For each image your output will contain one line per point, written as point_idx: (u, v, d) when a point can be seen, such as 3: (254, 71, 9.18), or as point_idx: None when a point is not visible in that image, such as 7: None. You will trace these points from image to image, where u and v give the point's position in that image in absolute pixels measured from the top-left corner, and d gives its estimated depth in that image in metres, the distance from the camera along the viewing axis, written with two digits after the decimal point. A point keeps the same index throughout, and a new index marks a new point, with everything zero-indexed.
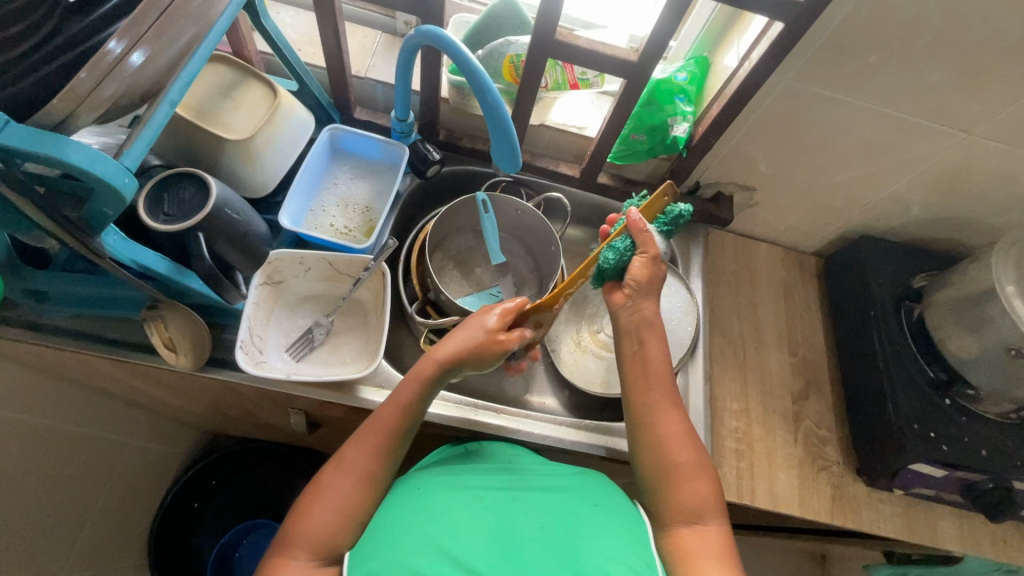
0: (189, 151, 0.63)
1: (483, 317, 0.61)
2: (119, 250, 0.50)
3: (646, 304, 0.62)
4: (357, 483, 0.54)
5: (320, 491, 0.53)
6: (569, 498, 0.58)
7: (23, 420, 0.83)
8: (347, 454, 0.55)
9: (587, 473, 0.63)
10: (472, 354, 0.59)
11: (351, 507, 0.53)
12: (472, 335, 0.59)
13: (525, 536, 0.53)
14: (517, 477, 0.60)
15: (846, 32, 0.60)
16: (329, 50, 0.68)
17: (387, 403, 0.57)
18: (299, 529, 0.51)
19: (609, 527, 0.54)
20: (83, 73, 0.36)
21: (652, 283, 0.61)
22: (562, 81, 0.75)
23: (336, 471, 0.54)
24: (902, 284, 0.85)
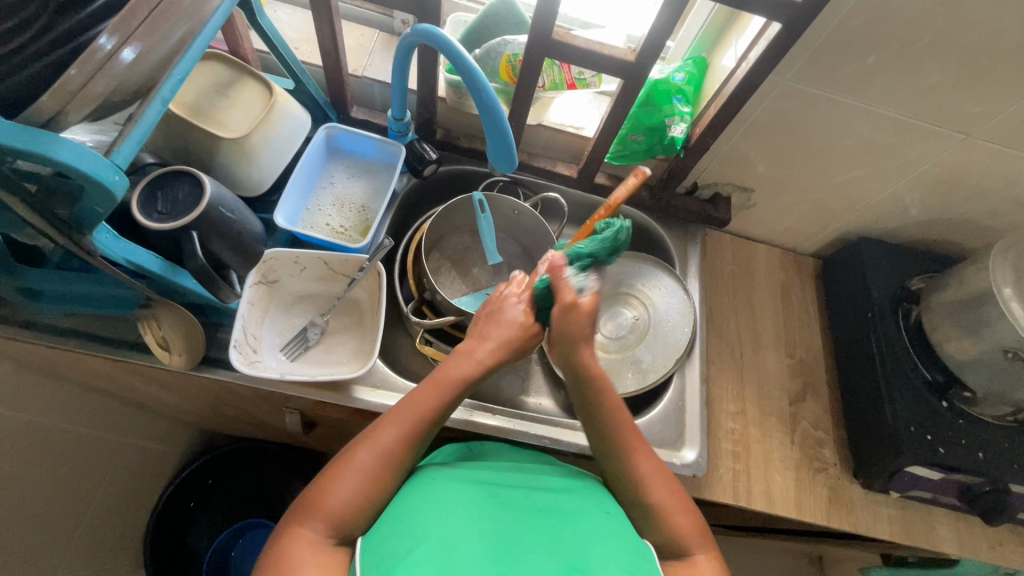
0: (184, 149, 0.63)
1: (511, 311, 0.59)
2: (110, 248, 0.50)
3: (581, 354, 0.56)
4: (387, 466, 0.52)
5: (348, 466, 0.51)
6: (578, 501, 0.57)
7: (17, 418, 0.83)
8: (383, 434, 0.53)
9: (595, 480, 0.62)
10: (512, 351, 0.58)
11: (374, 489, 0.51)
12: (512, 332, 0.58)
13: (535, 533, 0.52)
14: (528, 478, 0.60)
15: (845, 33, 0.59)
16: (325, 49, 0.68)
17: (425, 392, 0.55)
18: (321, 502, 0.49)
19: (619, 531, 0.53)
20: (73, 69, 0.36)
21: (578, 331, 0.55)
22: (560, 81, 0.75)
23: (368, 449, 0.52)
24: (900, 285, 0.85)
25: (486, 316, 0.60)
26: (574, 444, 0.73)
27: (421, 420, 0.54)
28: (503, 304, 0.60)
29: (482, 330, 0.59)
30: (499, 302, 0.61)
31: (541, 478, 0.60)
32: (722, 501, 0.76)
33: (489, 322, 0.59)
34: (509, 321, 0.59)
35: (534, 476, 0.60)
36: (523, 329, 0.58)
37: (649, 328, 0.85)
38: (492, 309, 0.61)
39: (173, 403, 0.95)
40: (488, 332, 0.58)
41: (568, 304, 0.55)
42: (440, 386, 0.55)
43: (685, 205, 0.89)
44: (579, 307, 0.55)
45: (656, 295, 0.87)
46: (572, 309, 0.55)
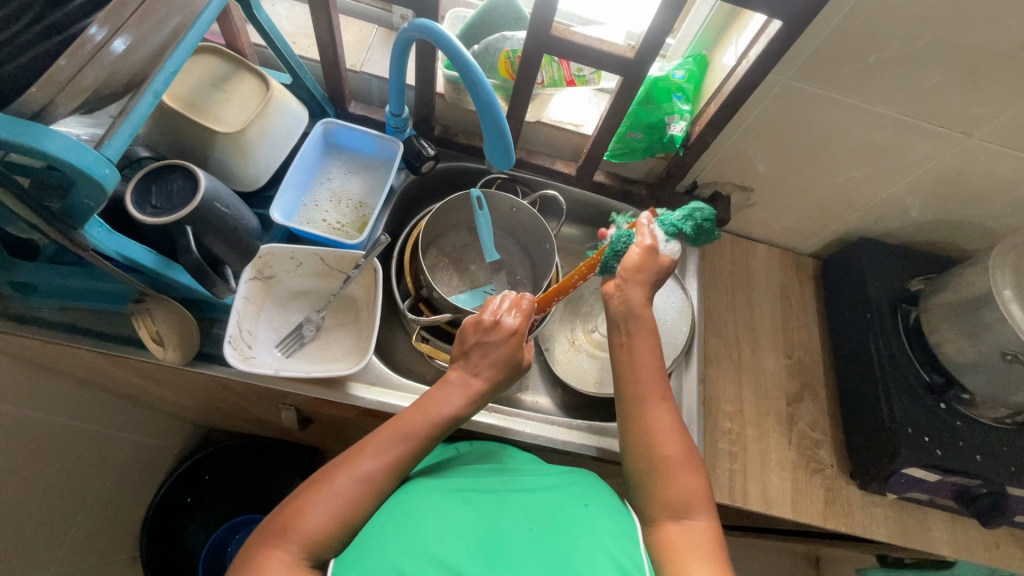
0: (180, 143, 0.63)
1: (507, 346, 0.59)
2: (104, 242, 0.49)
3: (635, 294, 0.58)
4: (366, 492, 0.51)
5: (326, 488, 0.50)
6: (561, 500, 0.56)
7: (13, 412, 0.83)
8: (365, 462, 0.52)
9: (578, 475, 0.62)
10: (499, 387, 0.60)
11: (351, 515, 0.50)
12: (503, 372, 0.59)
13: (515, 539, 0.51)
14: (510, 483, 0.59)
15: (845, 32, 0.59)
16: (322, 43, 0.67)
17: (411, 424, 0.55)
18: (295, 523, 0.48)
19: (601, 524, 0.53)
20: (62, 60, 0.35)
21: (647, 275, 0.58)
22: (558, 78, 0.76)
23: (348, 474, 0.51)
24: (898, 286, 0.84)
25: (478, 347, 0.59)
26: (570, 443, 0.73)
27: (405, 449, 0.54)
28: (495, 335, 0.59)
29: (475, 366, 0.58)
30: (492, 333, 0.59)
31: (520, 479, 0.60)
32: (718, 501, 0.76)
33: (484, 355, 0.59)
34: (501, 359, 0.59)
35: (513, 478, 0.60)
36: (514, 368, 0.59)
37: None
38: (485, 338, 0.59)
39: (169, 399, 0.95)
40: (482, 367, 0.58)
41: (648, 247, 0.58)
42: (428, 424, 0.55)
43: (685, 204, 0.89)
44: (653, 255, 0.58)
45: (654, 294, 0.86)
46: (647, 252, 0.58)
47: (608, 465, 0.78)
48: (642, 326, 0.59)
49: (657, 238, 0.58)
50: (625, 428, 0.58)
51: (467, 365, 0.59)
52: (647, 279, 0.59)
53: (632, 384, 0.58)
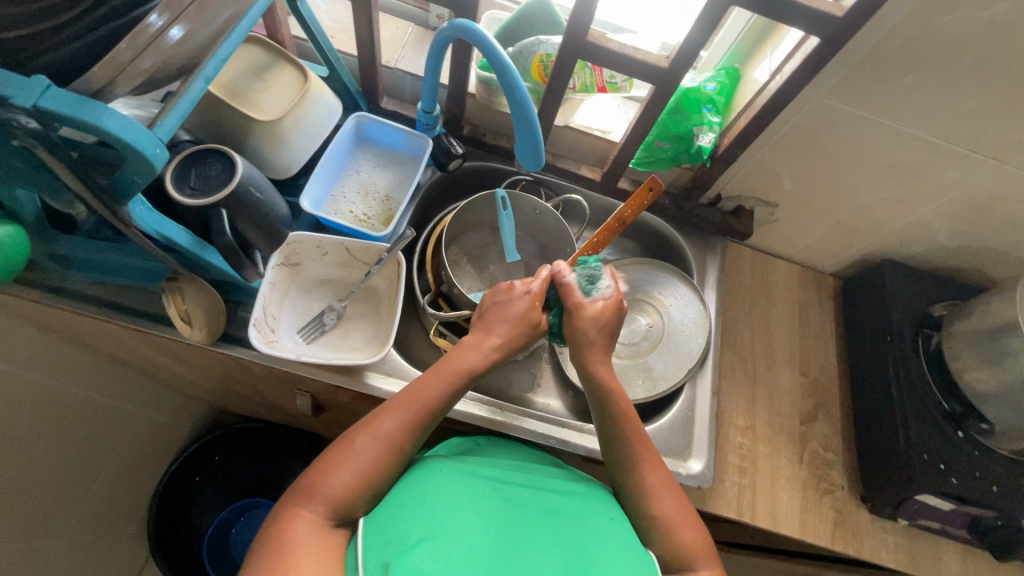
0: (219, 129, 0.64)
1: (519, 306, 0.61)
2: (144, 220, 0.51)
3: (593, 357, 0.61)
4: (386, 453, 0.52)
5: (348, 450, 0.52)
6: (581, 505, 0.57)
7: (40, 381, 0.85)
8: (384, 422, 0.53)
9: (601, 488, 0.62)
10: (518, 346, 0.61)
11: (374, 476, 0.52)
12: (520, 329, 0.60)
13: (539, 535, 0.52)
14: (531, 478, 0.60)
15: (882, 52, 0.59)
16: (361, 38, 0.69)
17: (424, 390, 0.56)
18: (321, 484, 0.49)
19: (625, 540, 0.54)
20: (123, 43, 0.37)
21: (585, 335, 0.61)
22: (590, 83, 0.76)
23: (368, 436, 0.52)
24: (921, 311, 0.83)
25: (495, 307, 0.62)
26: (582, 447, 0.73)
27: (421, 409, 0.55)
28: (510, 297, 0.62)
29: (490, 324, 0.61)
30: (508, 294, 0.62)
31: (545, 481, 0.60)
32: (725, 515, 0.75)
33: (498, 315, 0.61)
34: (515, 319, 0.61)
35: (536, 477, 0.61)
36: (528, 327, 0.61)
37: (662, 337, 0.84)
38: (500, 301, 0.62)
39: (187, 378, 0.97)
40: (495, 326, 0.60)
41: (574, 306, 0.61)
42: (447, 379, 0.57)
43: (708, 217, 0.89)
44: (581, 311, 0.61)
45: (672, 304, 0.86)
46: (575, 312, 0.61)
47: None
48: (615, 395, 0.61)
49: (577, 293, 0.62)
50: (622, 476, 0.59)
51: (482, 325, 0.61)
52: (591, 333, 0.61)
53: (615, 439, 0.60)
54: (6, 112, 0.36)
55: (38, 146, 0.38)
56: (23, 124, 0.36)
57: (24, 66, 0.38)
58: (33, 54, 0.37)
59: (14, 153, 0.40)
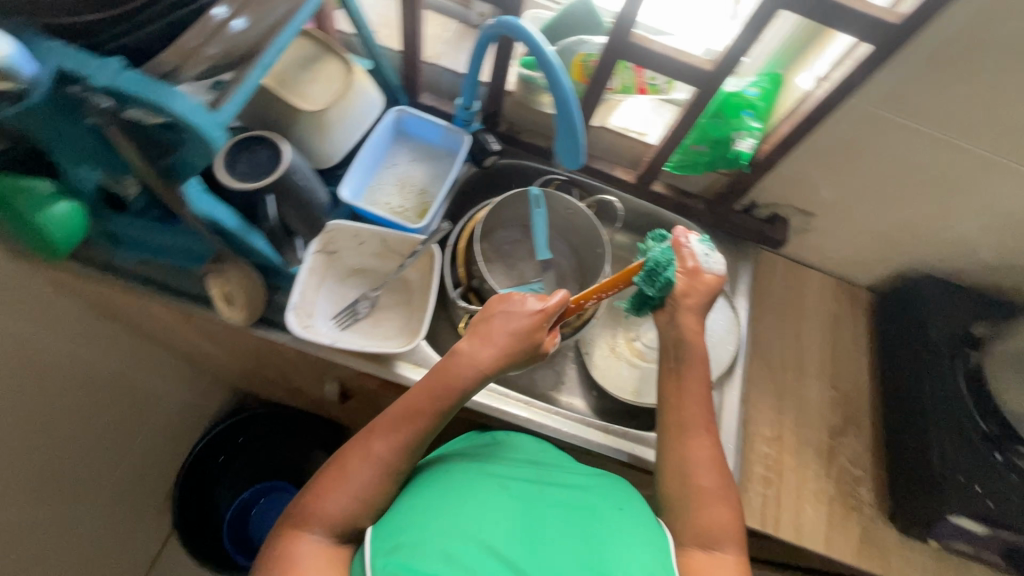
0: (267, 118, 0.66)
1: (523, 318, 0.58)
2: (197, 201, 0.53)
3: (688, 317, 0.64)
4: (379, 473, 0.54)
5: (343, 472, 0.54)
6: (594, 498, 0.57)
7: (80, 355, 0.89)
8: (375, 445, 0.55)
9: (613, 480, 0.62)
10: (513, 364, 0.58)
11: (370, 495, 0.54)
12: (517, 343, 0.57)
13: (547, 531, 0.52)
14: (542, 471, 0.60)
15: (936, 62, 0.58)
16: (406, 33, 0.70)
17: (416, 412, 0.56)
18: (318, 506, 0.52)
19: (638, 529, 0.54)
20: (189, 33, 0.40)
21: (697, 294, 0.64)
22: (630, 84, 0.79)
23: (360, 459, 0.54)
24: (960, 329, 0.81)
25: (502, 315, 0.59)
26: (606, 447, 0.73)
27: (413, 430, 0.55)
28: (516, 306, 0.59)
29: (488, 333, 0.58)
30: (517, 305, 0.59)
31: (555, 473, 0.61)
32: (749, 524, 0.75)
33: (500, 324, 0.58)
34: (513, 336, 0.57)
35: (548, 471, 0.60)
36: (527, 345, 0.58)
37: None
38: (509, 308, 0.59)
39: (219, 360, 0.99)
40: (495, 338, 0.57)
41: (693, 270, 0.64)
42: (439, 399, 0.56)
43: (742, 224, 0.88)
44: (699, 277, 0.64)
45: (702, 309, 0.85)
46: (693, 275, 0.64)
47: (639, 473, 0.78)
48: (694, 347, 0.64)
49: (695, 259, 0.65)
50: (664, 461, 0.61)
51: (482, 333, 0.58)
52: (702, 297, 0.64)
53: (677, 407, 0.62)
54: (85, 92, 0.37)
55: (111, 126, 0.39)
56: (99, 105, 0.38)
57: (101, 49, 0.40)
58: (111, 36, 0.40)
59: (82, 131, 0.42)
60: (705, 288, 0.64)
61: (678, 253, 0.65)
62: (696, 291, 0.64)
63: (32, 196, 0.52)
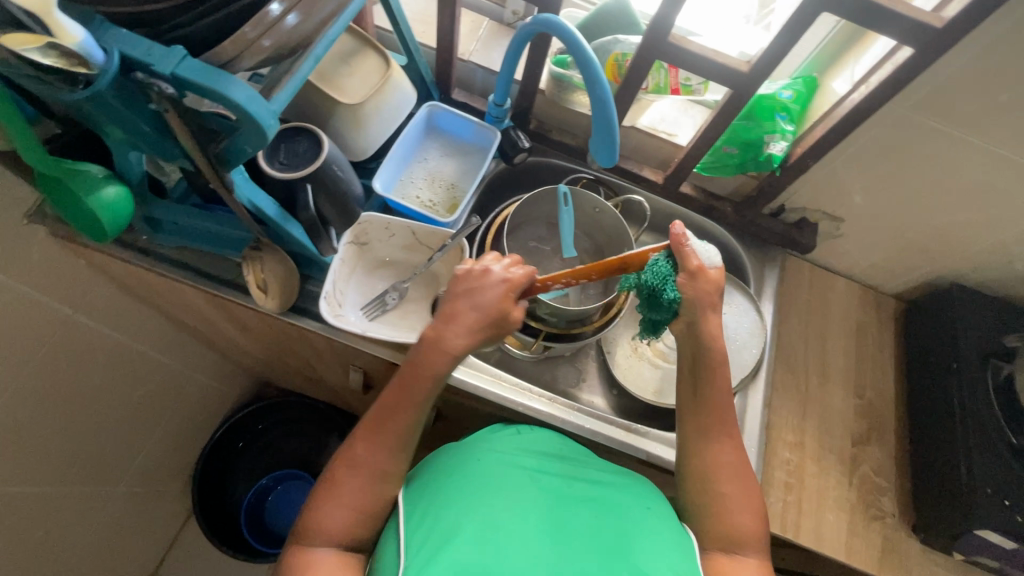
0: (305, 110, 0.68)
1: (489, 295, 0.57)
2: (241, 189, 0.54)
3: (708, 321, 0.59)
4: (370, 477, 0.54)
5: (336, 482, 0.54)
6: (621, 496, 0.58)
7: (114, 337, 0.91)
8: (360, 452, 0.55)
9: (639, 480, 0.62)
10: (484, 340, 0.57)
11: (367, 502, 0.54)
12: (489, 321, 0.57)
13: (577, 526, 0.53)
14: (569, 467, 0.61)
15: (978, 68, 0.57)
16: (443, 29, 0.71)
17: (392, 413, 0.56)
18: (317, 523, 0.52)
19: (662, 530, 0.54)
20: (248, 27, 0.40)
21: (709, 296, 0.58)
22: (664, 84, 0.76)
23: (348, 469, 0.55)
24: (991, 340, 0.80)
25: (467, 295, 0.58)
26: (628, 446, 0.73)
27: (392, 428, 0.56)
28: (481, 285, 0.58)
29: (455, 314, 0.57)
30: (481, 283, 0.58)
31: (581, 469, 0.61)
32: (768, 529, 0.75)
33: (466, 304, 0.57)
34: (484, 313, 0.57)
35: (575, 467, 0.61)
36: (497, 320, 0.57)
37: None
38: (473, 287, 0.58)
39: (245, 347, 1.01)
40: (463, 318, 0.57)
41: (697, 270, 0.58)
42: (413, 396, 0.56)
43: (769, 228, 0.87)
44: (706, 274, 0.58)
45: (726, 312, 0.84)
46: (699, 277, 0.58)
47: (659, 473, 0.78)
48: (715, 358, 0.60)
49: (699, 256, 0.58)
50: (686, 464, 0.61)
51: (449, 315, 0.57)
52: (713, 298, 0.59)
53: (702, 414, 0.61)
54: (149, 79, 0.39)
55: (170, 111, 0.41)
56: (162, 90, 0.39)
57: (161, 39, 0.41)
58: (170, 27, 0.40)
59: (142, 116, 0.43)
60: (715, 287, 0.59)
61: (678, 253, 0.58)
62: (709, 294, 0.58)
63: (85, 178, 0.53)
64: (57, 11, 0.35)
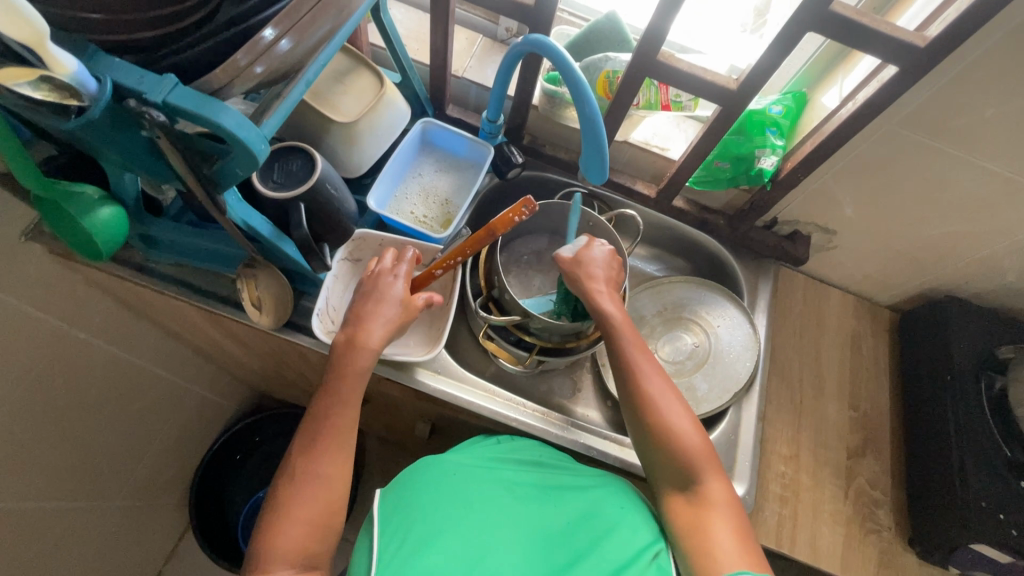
0: (300, 128, 0.69)
1: (390, 290, 0.64)
2: (234, 210, 0.55)
3: (593, 293, 0.65)
4: (324, 491, 0.55)
5: (287, 502, 0.53)
6: (597, 500, 0.62)
7: (112, 351, 0.91)
8: (299, 466, 0.55)
9: (608, 477, 0.66)
10: (397, 332, 0.63)
11: (323, 517, 0.54)
12: (400, 315, 0.63)
13: (549, 541, 0.58)
14: (543, 474, 0.65)
15: (963, 84, 0.58)
16: (436, 47, 0.72)
17: (333, 423, 0.57)
18: (272, 546, 0.51)
19: (635, 527, 0.59)
20: (240, 54, 0.40)
21: (590, 272, 0.67)
22: (655, 101, 0.77)
23: (296, 489, 0.54)
24: (984, 352, 0.80)
25: (371, 294, 0.64)
26: (623, 461, 0.73)
27: (325, 435, 0.57)
28: (379, 277, 0.65)
29: (367, 314, 0.62)
30: (386, 283, 0.64)
31: (557, 477, 0.65)
32: (764, 544, 0.74)
33: (370, 304, 0.63)
34: (390, 296, 0.63)
35: (552, 474, 0.65)
36: (406, 310, 0.64)
37: (708, 357, 0.82)
38: (377, 287, 0.64)
39: (242, 359, 1.02)
40: (373, 316, 0.62)
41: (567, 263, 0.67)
42: (348, 401, 0.58)
43: (762, 240, 0.88)
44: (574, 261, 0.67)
45: (720, 325, 0.84)
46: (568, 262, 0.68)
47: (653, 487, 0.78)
48: (614, 329, 0.63)
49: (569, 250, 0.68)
50: (629, 422, 0.61)
51: (361, 315, 0.62)
52: (595, 271, 0.67)
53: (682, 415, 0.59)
54: (140, 107, 0.39)
55: (161, 137, 0.42)
56: (153, 118, 0.40)
57: (153, 66, 0.42)
58: (163, 55, 0.41)
59: (133, 139, 0.44)
60: (602, 263, 0.67)
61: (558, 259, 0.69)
62: (583, 268, 0.67)
63: (81, 201, 0.54)
64: (50, 42, 0.35)
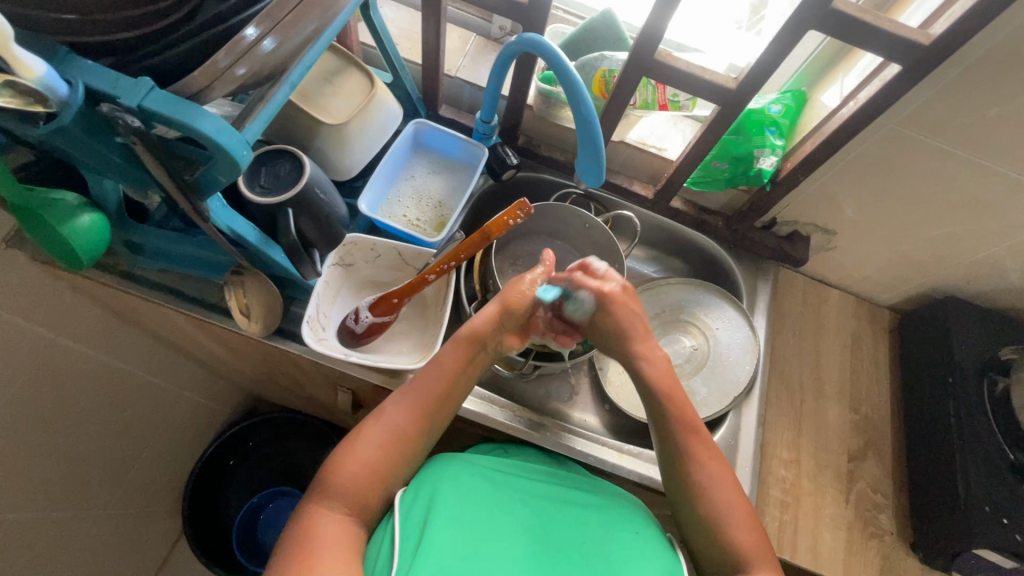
0: (288, 130, 0.67)
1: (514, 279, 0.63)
2: (219, 216, 0.53)
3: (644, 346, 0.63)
4: (394, 440, 0.57)
5: (362, 438, 0.57)
6: (612, 518, 0.61)
7: (99, 358, 0.89)
8: (383, 409, 0.59)
9: (623, 495, 0.66)
10: (496, 326, 0.61)
11: (383, 465, 0.57)
12: (502, 305, 0.61)
13: (567, 550, 0.58)
14: (559, 485, 0.66)
15: (967, 83, 0.56)
16: (428, 47, 0.70)
17: (428, 385, 0.59)
18: (336, 478, 0.55)
19: (654, 552, 0.58)
20: (221, 53, 0.38)
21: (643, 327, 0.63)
22: (652, 100, 0.75)
23: (372, 428, 0.58)
24: (986, 353, 0.79)
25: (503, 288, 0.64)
26: (620, 468, 0.72)
27: (416, 390, 0.59)
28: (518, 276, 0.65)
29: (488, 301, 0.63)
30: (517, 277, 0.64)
31: (574, 490, 0.65)
32: None
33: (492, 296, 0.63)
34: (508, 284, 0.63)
35: (568, 488, 0.65)
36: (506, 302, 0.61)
37: (707, 360, 0.81)
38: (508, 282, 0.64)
39: (232, 364, 1.00)
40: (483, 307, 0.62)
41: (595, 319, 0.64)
42: (450, 368, 0.60)
43: (761, 241, 0.86)
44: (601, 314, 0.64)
45: (719, 327, 0.83)
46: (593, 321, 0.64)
47: (653, 494, 0.76)
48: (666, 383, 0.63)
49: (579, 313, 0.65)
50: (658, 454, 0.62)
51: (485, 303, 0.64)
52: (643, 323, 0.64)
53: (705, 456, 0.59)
54: (114, 112, 0.38)
55: (138, 144, 0.40)
56: (128, 124, 0.38)
57: (128, 68, 0.40)
58: (141, 56, 0.39)
59: (109, 145, 0.42)
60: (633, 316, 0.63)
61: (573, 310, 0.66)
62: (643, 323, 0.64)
63: (61, 207, 0.53)
64: (15, 45, 0.33)
